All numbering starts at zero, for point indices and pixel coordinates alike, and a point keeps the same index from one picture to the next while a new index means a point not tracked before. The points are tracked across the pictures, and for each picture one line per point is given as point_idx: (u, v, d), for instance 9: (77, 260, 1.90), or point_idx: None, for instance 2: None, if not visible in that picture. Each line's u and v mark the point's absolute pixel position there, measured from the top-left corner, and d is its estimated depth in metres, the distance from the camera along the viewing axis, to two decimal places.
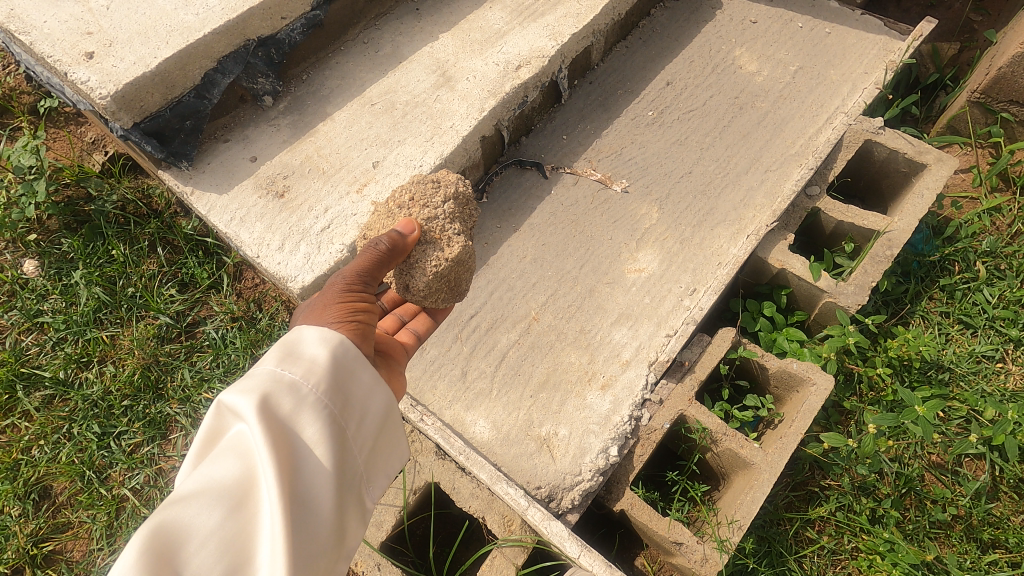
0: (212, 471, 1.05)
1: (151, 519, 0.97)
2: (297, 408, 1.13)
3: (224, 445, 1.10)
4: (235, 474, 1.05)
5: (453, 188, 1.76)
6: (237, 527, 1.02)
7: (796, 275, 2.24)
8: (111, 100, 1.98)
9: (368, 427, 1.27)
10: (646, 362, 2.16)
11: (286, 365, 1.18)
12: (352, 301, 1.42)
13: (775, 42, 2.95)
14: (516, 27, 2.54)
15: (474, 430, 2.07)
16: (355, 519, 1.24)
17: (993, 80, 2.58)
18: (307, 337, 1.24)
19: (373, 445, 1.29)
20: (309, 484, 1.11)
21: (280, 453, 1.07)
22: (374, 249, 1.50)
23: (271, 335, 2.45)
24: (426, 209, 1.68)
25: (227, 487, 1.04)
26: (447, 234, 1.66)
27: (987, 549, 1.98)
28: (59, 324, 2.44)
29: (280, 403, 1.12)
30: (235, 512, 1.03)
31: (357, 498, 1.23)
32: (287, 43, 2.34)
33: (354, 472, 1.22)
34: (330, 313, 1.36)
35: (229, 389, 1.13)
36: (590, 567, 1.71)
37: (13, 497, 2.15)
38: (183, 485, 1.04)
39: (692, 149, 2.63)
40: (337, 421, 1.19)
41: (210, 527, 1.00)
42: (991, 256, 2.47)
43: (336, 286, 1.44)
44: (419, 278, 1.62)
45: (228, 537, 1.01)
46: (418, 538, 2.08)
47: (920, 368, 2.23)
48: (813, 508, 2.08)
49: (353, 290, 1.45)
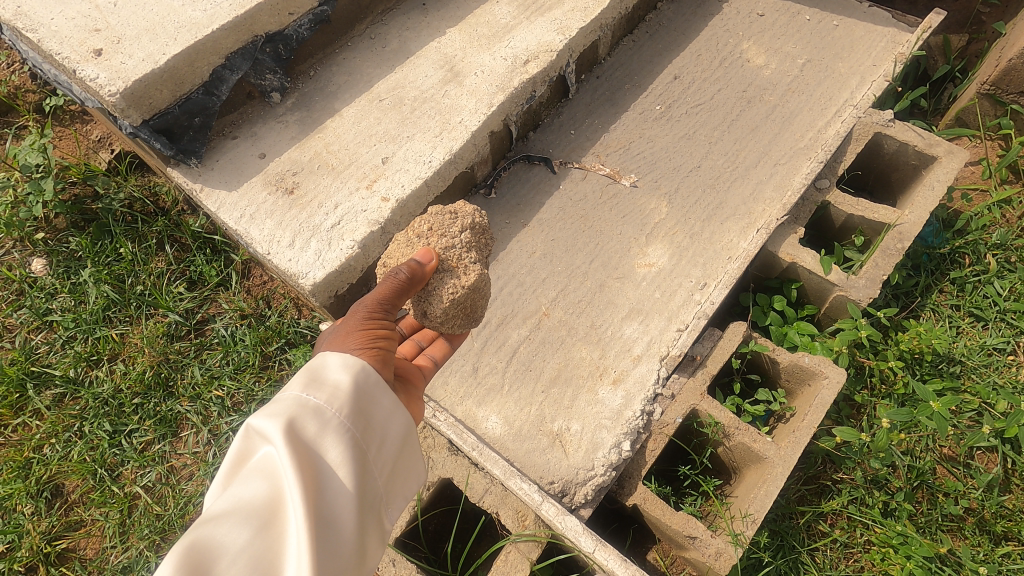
0: (241, 491, 1.07)
1: (184, 537, 0.99)
2: (322, 431, 1.15)
3: (252, 466, 1.11)
4: (263, 494, 1.07)
5: (470, 219, 1.72)
6: (265, 546, 1.03)
7: (806, 268, 2.23)
8: (121, 97, 1.97)
9: (388, 450, 1.29)
10: (657, 357, 2.15)
11: (310, 391, 1.20)
12: (373, 328, 1.46)
13: (783, 35, 2.94)
14: (523, 22, 2.53)
15: (486, 426, 2.07)
16: (376, 541, 1.25)
17: (1003, 72, 2.58)
18: (331, 363, 1.27)
19: (392, 467, 1.31)
20: (333, 505, 1.12)
21: (306, 474, 1.09)
22: (394, 279, 1.49)
23: (280, 332, 2.44)
24: (444, 239, 1.65)
25: (254, 508, 1.05)
26: (464, 262, 1.64)
27: (1000, 542, 1.98)
28: (68, 323, 2.44)
29: (306, 426, 1.14)
30: (262, 532, 1.04)
31: (378, 519, 1.24)
32: (295, 39, 2.33)
33: (376, 494, 1.23)
34: (352, 340, 1.40)
35: (257, 413, 1.16)
36: (605, 562, 1.71)
37: (26, 495, 2.16)
38: (213, 505, 1.06)
39: (701, 144, 2.62)
40: (359, 443, 1.20)
41: (239, 545, 1.01)
42: (1002, 248, 2.46)
43: (358, 314, 1.48)
44: (437, 305, 1.61)
45: (257, 556, 1.02)
46: (432, 534, 2.09)
47: (932, 361, 2.23)
48: (826, 502, 2.08)
49: (375, 318, 1.48)
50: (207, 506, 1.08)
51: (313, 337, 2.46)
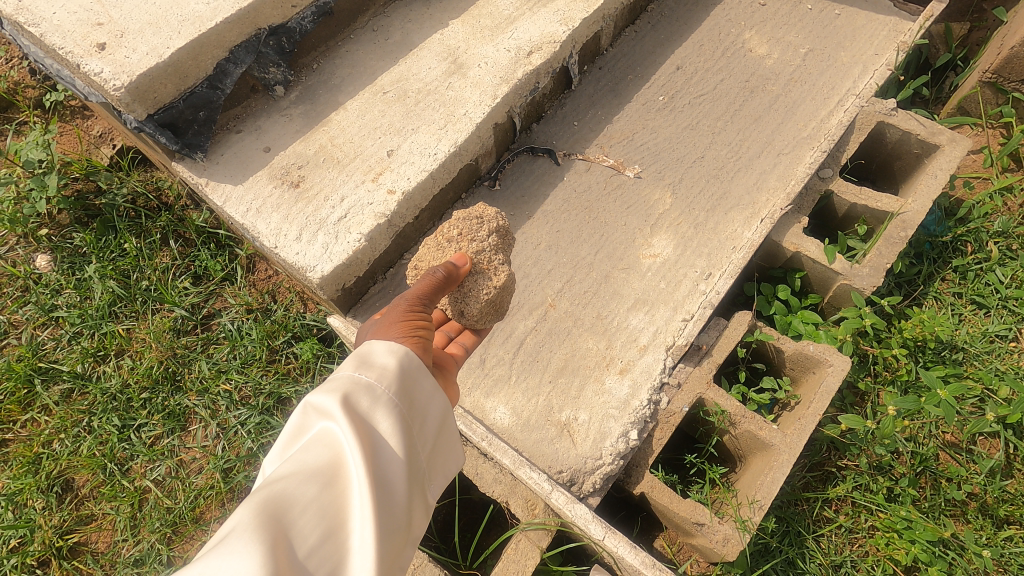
0: (305, 457, 1.10)
1: (257, 496, 1.02)
2: (374, 406, 1.19)
3: (311, 438, 1.14)
4: (325, 458, 1.11)
5: (495, 222, 1.77)
6: (332, 506, 1.07)
7: (810, 258, 2.24)
8: (125, 92, 1.96)
9: (428, 429, 1.31)
10: (663, 347, 2.16)
11: (361, 370, 1.23)
12: (413, 320, 1.47)
13: (785, 25, 2.94)
14: (526, 12, 2.52)
15: (495, 416, 2.08)
16: (421, 514, 1.27)
17: (1005, 60, 2.59)
18: (376, 348, 1.29)
19: (432, 447, 1.33)
20: (388, 474, 1.15)
21: (363, 440, 1.13)
22: (432, 276, 1.56)
23: (287, 326, 2.43)
24: (474, 243, 1.71)
25: (320, 471, 1.08)
26: (494, 264, 1.71)
27: (1002, 526, 2.00)
28: (74, 319, 2.45)
29: (359, 400, 1.18)
30: (327, 490, 1.08)
31: (423, 493, 1.27)
32: (298, 32, 2.33)
33: (421, 468, 1.26)
34: (394, 329, 1.41)
35: (313, 391, 1.19)
36: (614, 549, 1.73)
37: (37, 490, 2.18)
38: (277, 471, 1.08)
39: (704, 134, 2.62)
40: (406, 419, 1.23)
41: (309, 502, 1.04)
42: (1004, 236, 2.47)
43: (399, 307, 1.49)
44: (473, 305, 1.69)
45: (324, 510, 1.05)
46: (442, 524, 2.13)
47: (936, 348, 2.25)
48: (831, 488, 2.11)
49: (415, 311, 1.50)
50: (270, 473, 1.10)
51: (319, 330, 2.45)
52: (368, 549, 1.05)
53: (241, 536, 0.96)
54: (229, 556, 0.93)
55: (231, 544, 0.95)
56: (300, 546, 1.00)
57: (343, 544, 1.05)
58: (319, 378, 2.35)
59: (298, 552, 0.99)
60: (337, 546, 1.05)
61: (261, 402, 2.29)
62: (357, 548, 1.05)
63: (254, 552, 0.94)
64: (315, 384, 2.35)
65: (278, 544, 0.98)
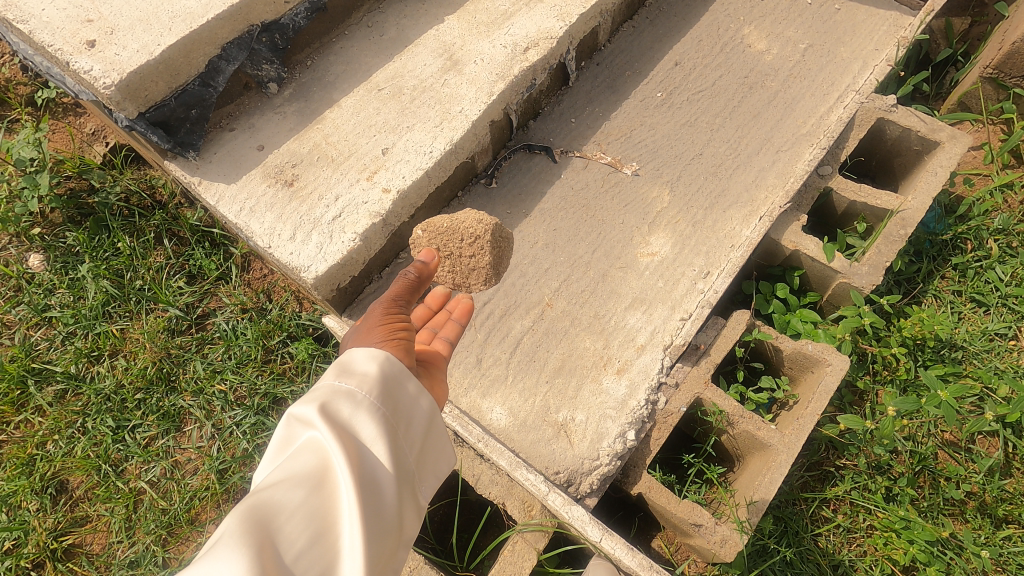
0: (290, 464, 1.08)
1: (244, 504, 1.00)
2: (356, 411, 1.18)
3: (297, 446, 1.13)
4: (311, 463, 1.09)
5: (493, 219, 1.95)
6: (320, 509, 1.05)
7: (809, 256, 2.22)
8: (116, 90, 1.93)
9: (416, 432, 1.30)
10: (661, 346, 2.15)
11: (342, 378, 1.23)
12: (392, 322, 1.46)
13: (784, 20, 2.91)
14: (522, 8, 2.49)
15: (491, 417, 2.07)
16: (412, 516, 1.25)
17: (1006, 55, 2.54)
18: (356, 356, 1.28)
19: (421, 449, 1.32)
20: (375, 477, 1.14)
21: (348, 444, 1.12)
22: (405, 279, 1.58)
23: (282, 326, 2.41)
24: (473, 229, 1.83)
25: (306, 476, 1.07)
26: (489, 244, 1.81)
27: (1000, 525, 2.00)
28: (67, 319, 2.43)
29: (341, 407, 1.17)
30: (315, 495, 1.06)
31: (413, 495, 1.25)
32: (291, 28, 2.29)
33: (410, 469, 1.25)
34: (376, 334, 1.40)
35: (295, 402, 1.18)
36: (612, 550, 1.72)
37: (31, 492, 2.16)
38: (263, 480, 1.07)
39: (702, 131, 2.60)
40: (390, 423, 1.22)
41: (297, 506, 1.03)
42: (1004, 233, 2.45)
43: (376, 311, 1.48)
44: None
45: (312, 515, 1.04)
46: (440, 525, 2.12)
47: (935, 347, 2.23)
48: (829, 488, 2.10)
49: (393, 314, 1.49)
50: (256, 483, 1.08)
51: (315, 329, 2.44)
52: (358, 552, 1.04)
53: (228, 542, 0.94)
54: (215, 563, 0.90)
55: (217, 550, 0.93)
56: (288, 551, 0.98)
57: (332, 548, 1.04)
58: (315, 379, 2.33)
59: (285, 557, 0.97)
60: (326, 550, 1.03)
61: (257, 403, 2.28)
62: (347, 552, 1.04)
63: (242, 557, 0.92)
64: (312, 384, 2.33)
65: (265, 549, 0.96)
